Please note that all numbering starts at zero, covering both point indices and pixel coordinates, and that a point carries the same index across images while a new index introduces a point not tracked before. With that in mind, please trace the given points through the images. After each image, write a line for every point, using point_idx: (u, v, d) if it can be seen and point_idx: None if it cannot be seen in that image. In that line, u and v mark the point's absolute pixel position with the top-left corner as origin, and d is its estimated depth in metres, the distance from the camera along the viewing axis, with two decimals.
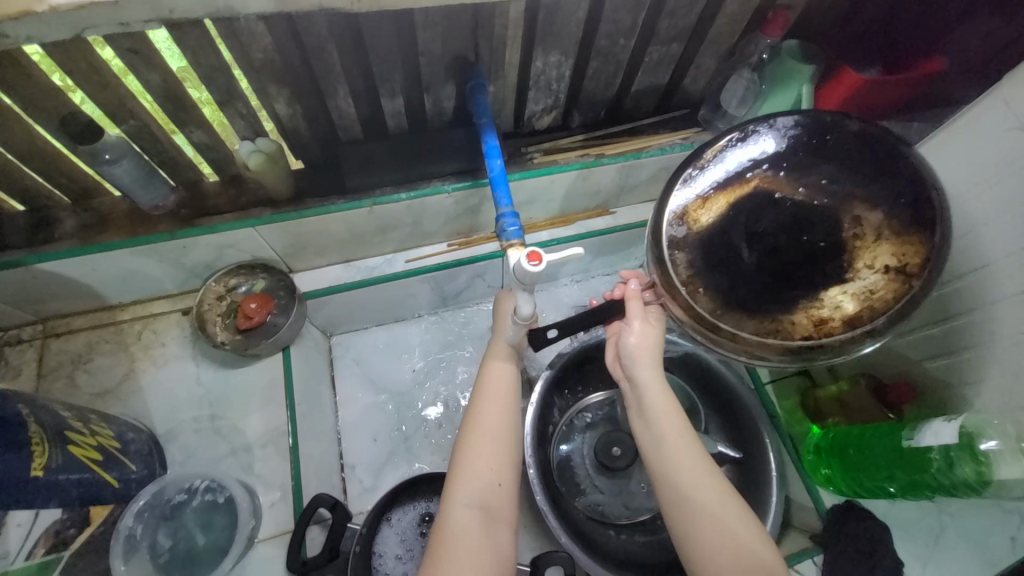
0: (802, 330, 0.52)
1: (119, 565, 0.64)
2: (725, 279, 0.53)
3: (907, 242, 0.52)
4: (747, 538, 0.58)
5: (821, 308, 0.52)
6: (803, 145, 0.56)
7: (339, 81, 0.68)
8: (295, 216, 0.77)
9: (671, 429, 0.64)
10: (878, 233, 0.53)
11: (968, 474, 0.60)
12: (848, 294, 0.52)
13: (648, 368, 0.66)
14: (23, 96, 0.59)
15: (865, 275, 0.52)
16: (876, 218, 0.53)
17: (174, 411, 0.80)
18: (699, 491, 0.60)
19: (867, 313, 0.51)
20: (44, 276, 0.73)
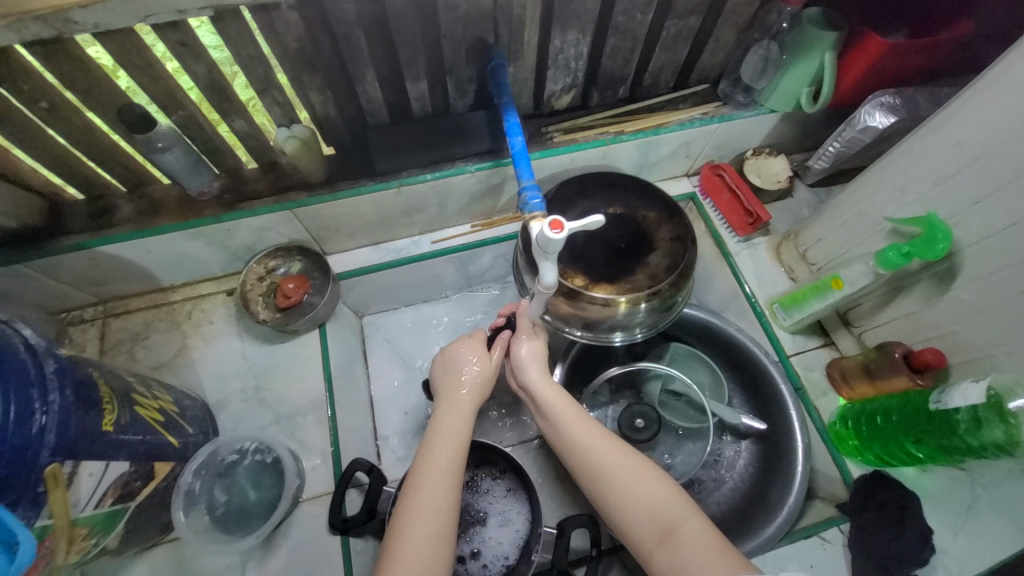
0: (643, 283, 0.84)
1: (181, 517, 0.71)
2: (592, 271, 0.85)
3: (678, 222, 0.87)
4: (654, 488, 0.63)
5: (650, 269, 0.85)
6: (599, 184, 0.89)
7: (367, 66, 0.72)
8: (329, 197, 0.82)
9: (568, 414, 0.72)
10: (659, 221, 0.89)
11: (996, 436, 0.61)
12: (656, 256, 0.87)
13: (537, 374, 0.76)
14: (87, 90, 0.65)
15: (660, 243, 0.87)
16: (655, 215, 0.89)
17: (222, 383, 0.86)
18: (606, 455, 0.67)
19: (671, 261, 0.85)
20: (105, 258, 0.80)
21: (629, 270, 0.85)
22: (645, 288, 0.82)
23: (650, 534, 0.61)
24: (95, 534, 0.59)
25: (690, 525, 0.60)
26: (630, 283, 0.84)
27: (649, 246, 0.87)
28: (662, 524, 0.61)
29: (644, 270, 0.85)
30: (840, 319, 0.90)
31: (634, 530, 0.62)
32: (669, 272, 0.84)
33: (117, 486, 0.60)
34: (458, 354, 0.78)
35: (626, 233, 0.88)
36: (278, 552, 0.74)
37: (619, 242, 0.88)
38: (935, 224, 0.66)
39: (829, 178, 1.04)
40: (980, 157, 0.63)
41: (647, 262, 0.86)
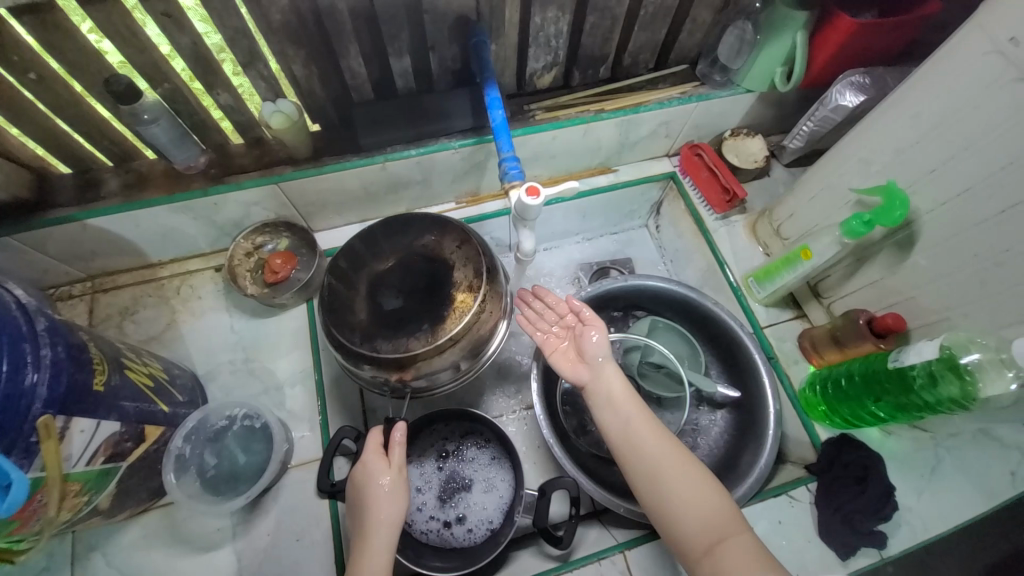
0: (461, 307, 0.76)
1: (172, 478, 0.73)
2: (405, 324, 0.76)
3: (452, 230, 0.82)
4: (710, 500, 0.66)
5: (460, 285, 0.78)
6: (370, 243, 0.82)
7: (350, 41, 0.73)
8: (315, 171, 0.84)
9: (636, 419, 0.73)
10: (438, 240, 0.82)
11: (952, 391, 0.65)
12: (460, 270, 0.80)
13: (609, 368, 0.77)
14: (73, 61, 0.66)
15: (455, 258, 0.81)
16: (433, 239, 0.82)
17: (211, 356, 0.88)
18: (669, 461, 0.69)
19: (476, 267, 0.79)
20: (92, 231, 0.81)
21: (437, 303, 0.77)
22: (461, 313, 0.76)
23: (699, 542, 0.64)
24: (87, 492, 0.61)
25: (740, 538, 0.62)
26: (439, 317, 0.76)
27: (446, 265, 0.80)
28: (710, 535, 0.63)
29: (458, 289, 0.78)
30: (811, 290, 0.94)
31: (687, 538, 0.64)
32: (479, 274, 0.78)
33: (108, 445, 0.62)
34: (365, 485, 0.68)
35: (418, 264, 0.82)
36: (268, 515, 0.77)
37: (418, 276, 0.80)
38: (893, 192, 0.70)
39: (803, 158, 1.07)
40: (934, 128, 0.66)
41: (456, 278, 0.79)
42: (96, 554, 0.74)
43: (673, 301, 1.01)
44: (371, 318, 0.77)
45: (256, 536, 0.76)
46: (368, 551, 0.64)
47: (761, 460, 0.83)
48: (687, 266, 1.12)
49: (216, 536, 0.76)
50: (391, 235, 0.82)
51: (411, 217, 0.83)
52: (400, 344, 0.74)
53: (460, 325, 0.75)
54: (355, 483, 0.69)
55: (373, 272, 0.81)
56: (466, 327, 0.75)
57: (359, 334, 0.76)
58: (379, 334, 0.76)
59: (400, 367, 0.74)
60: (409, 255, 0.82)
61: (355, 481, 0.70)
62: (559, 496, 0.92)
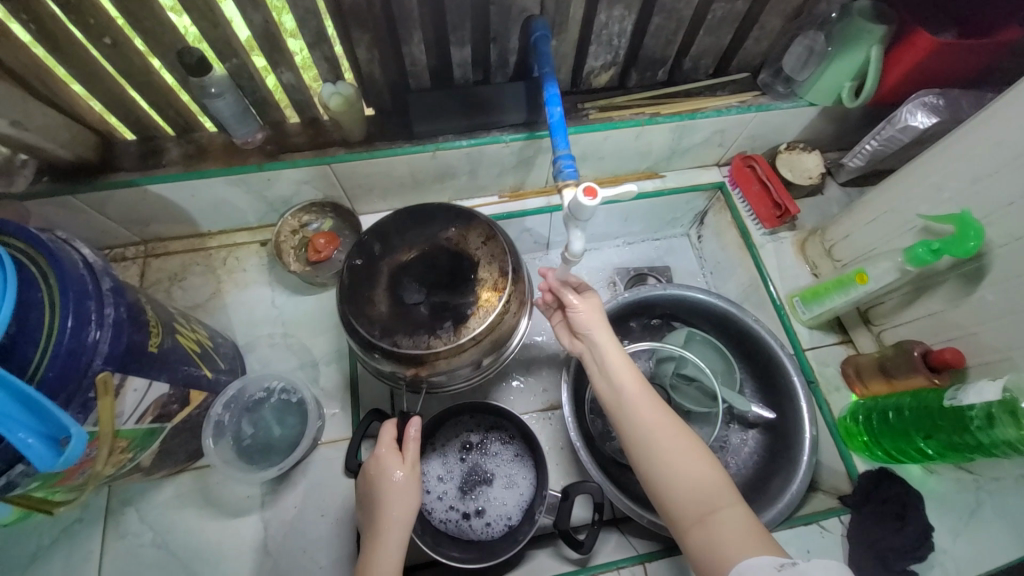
0: (485, 305, 0.74)
1: (210, 443, 0.75)
2: (423, 321, 0.74)
3: (479, 224, 0.79)
4: (700, 467, 0.62)
5: (483, 283, 0.75)
6: (394, 231, 0.80)
7: (415, 27, 0.73)
8: (366, 155, 0.84)
9: (627, 381, 0.69)
10: (463, 236, 0.79)
11: (1008, 434, 0.62)
12: (486, 264, 0.77)
13: (602, 332, 0.73)
14: (150, 32, 0.69)
15: (479, 254, 0.77)
16: (459, 231, 0.79)
17: (252, 328, 0.90)
18: (657, 425, 0.65)
19: (501, 266, 0.76)
20: (151, 197, 0.83)
21: (458, 302, 0.75)
22: (482, 315, 0.73)
23: (687, 512, 0.60)
24: (133, 449, 0.63)
25: (731, 508, 0.58)
26: (458, 318, 0.74)
27: (472, 261, 0.77)
28: (700, 505, 0.59)
29: (480, 288, 0.75)
30: (860, 316, 0.90)
31: (674, 506, 0.61)
32: (506, 274, 0.75)
33: (156, 405, 0.64)
34: (377, 480, 0.67)
35: (442, 258, 0.78)
36: (295, 488, 0.78)
37: (441, 270, 0.77)
38: (967, 222, 0.66)
39: (863, 178, 1.03)
40: (1021, 157, 0.62)
41: (479, 275, 0.76)
42: (132, 508, 0.77)
43: (711, 314, 0.98)
44: (392, 310, 0.75)
45: (282, 507, 0.77)
46: (386, 547, 0.64)
47: (794, 486, 0.80)
48: (729, 279, 1.09)
49: (245, 504, 0.77)
50: (416, 227, 0.80)
51: (438, 210, 0.81)
52: (420, 340, 0.72)
53: (480, 326, 0.73)
54: (369, 478, 0.69)
55: (396, 261, 0.79)
56: (488, 327, 0.73)
57: (378, 326, 0.74)
58: (398, 328, 0.74)
59: (419, 364, 0.72)
60: (432, 246, 0.79)
61: (367, 476, 0.69)
62: (580, 500, 0.91)
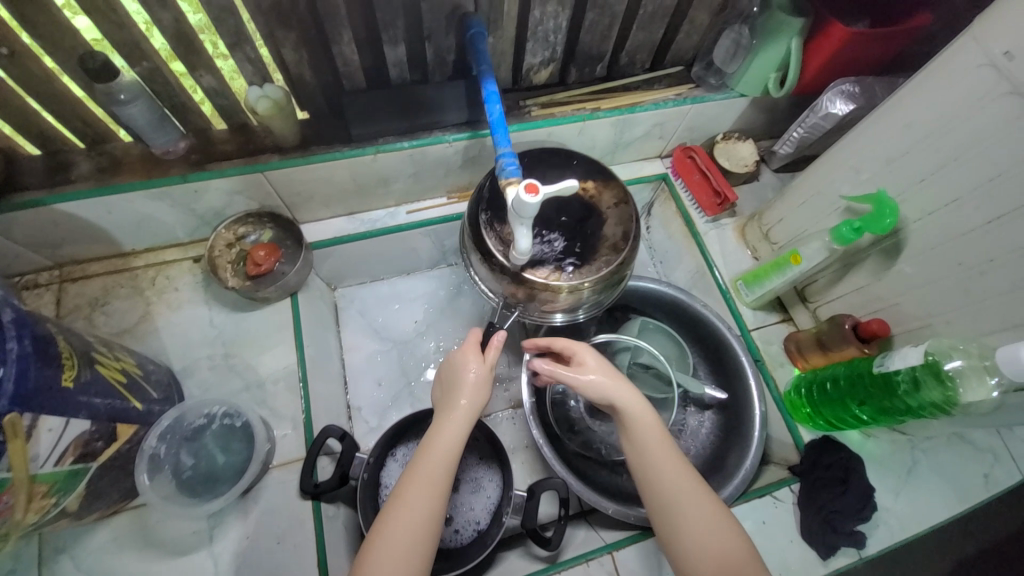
0: (605, 255, 0.72)
1: (146, 480, 0.70)
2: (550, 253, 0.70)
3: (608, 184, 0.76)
4: (729, 539, 0.63)
5: (608, 240, 0.73)
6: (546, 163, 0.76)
7: (344, 26, 0.71)
8: (302, 161, 0.81)
9: (655, 446, 0.68)
10: (598, 188, 0.76)
11: (934, 396, 0.66)
12: (613, 223, 0.74)
13: (628, 395, 0.70)
14: (45, 36, 0.62)
15: (610, 212, 0.75)
16: (591, 183, 0.76)
17: (189, 351, 0.84)
18: (681, 489, 0.66)
19: (627, 231, 0.74)
20: (61, 217, 0.76)
21: (588, 247, 0.73)
22: (605, 264, 0.71)
23: None
24: (56, 494, 0.58)
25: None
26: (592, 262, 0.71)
27: (600, 218, 0.74)
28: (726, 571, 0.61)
29: (603, 243, 0.73)
30: (797, 295, 0.95)
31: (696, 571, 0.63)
32: (627, 239, 0.73)
33: (77, 445, 0.58)
34: (454, 373, 0.71)
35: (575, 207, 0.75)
36: (247, 517, 0.74)
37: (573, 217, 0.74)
38: (883, 201, 0.71)
39: (792, 165, 1.09)
40: (926, 138, 0.67)
41: (603, 232, 0.74)
42: (62, 558, 0.70)
43: (663, 302, 1.01)
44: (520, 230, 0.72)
45: (235, 538, 0.73)
46: (425, 463, 0.64)
47: (747, 462, 0.84)
48: (677, 267, 1.12)
49: (191, 540, 0.72)
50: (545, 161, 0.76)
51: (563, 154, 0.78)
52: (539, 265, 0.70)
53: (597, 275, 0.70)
54: (449, 364, 0.72)
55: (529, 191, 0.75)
56: (608, 276, 0.71)
57: (504, 238, 0.71)
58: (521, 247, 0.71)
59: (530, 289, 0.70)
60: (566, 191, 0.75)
61: (447, 366, 0.73)
62: (547, 497, 0.91)
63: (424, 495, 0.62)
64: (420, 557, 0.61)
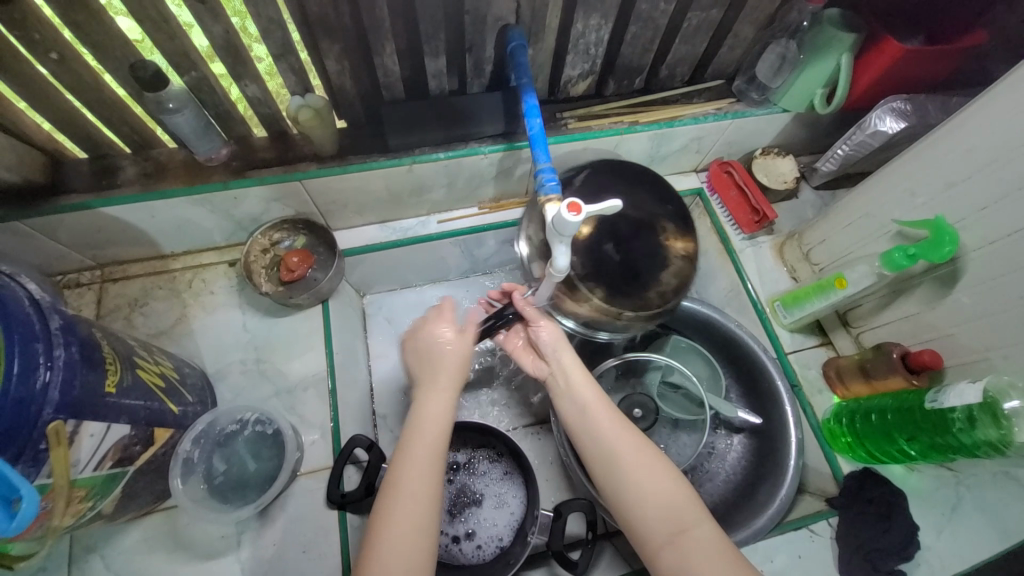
0: (650, 299, 0.72)
1: (179, 484, 0.71)
2: (604, 273, 0.71)
3: (686, 237, 0.75)
4: (669, 484, 0.65)
5: (660, 287, 0.72)
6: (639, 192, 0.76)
7: (387, 38, 0.71)
8: (340, 170, 0.81)
9: (595, 405, 0.71)
10: (675, 236, 0.75)
11: (989, 435, 0.63)
12: (670, 273, 0.73)
13: (569, 357, 0.75)
14: (101, 45, 0.64)
15: (675, 262, 0.74)
16: (670, 228, 0.75)
17: (222, 354, 0.86)
18: (620, 443, 0.67)
19: (679, 287, 0.73)
20: (106, 220, 0.78)
21: (641, 282, 0.72)
22: (647, 306, 0.71)
23: (660, 531, 0.62)
24: (93, 498, 0.59)
25: (701, 528, 0.61)
26: (640, 298, 0.71)
27: (663, 262, 0.73)
28: (673, 523, 0.62)
29: (655, 286, 0.72)
30: (839, 319, 0.92)
31: (644, 526, 0.63)
32: (678, 293, 0.73)
33: (116, 449, 0.59)
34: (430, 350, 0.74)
35: (647, 241, 0.73)
36: (274, 525, 0.74)
37: (641, 248, 0.73)
38: (942, 228, 0.68)
39: (834, 181, 1.05)
40: (991, 164, 0.64)
41: (659, 277, 0.73)
42: (96, 555, 0.71)
43: (696, 321, 0.98)
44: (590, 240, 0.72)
45: (262, 544, 0.73)
46: (422, 433, 0.66)
47: (782, 492, 0.81)
48: (710, 285, 1.04)
49: (220, 544, 0.73)
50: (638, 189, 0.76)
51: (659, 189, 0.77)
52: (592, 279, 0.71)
53: (634, 310, 0.71)
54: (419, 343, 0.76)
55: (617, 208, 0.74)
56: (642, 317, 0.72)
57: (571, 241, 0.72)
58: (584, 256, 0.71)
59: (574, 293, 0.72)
60: (644, 223, 0.74)
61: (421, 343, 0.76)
62: (575, 515, 0.90)
63: (425, 460, 0.64)
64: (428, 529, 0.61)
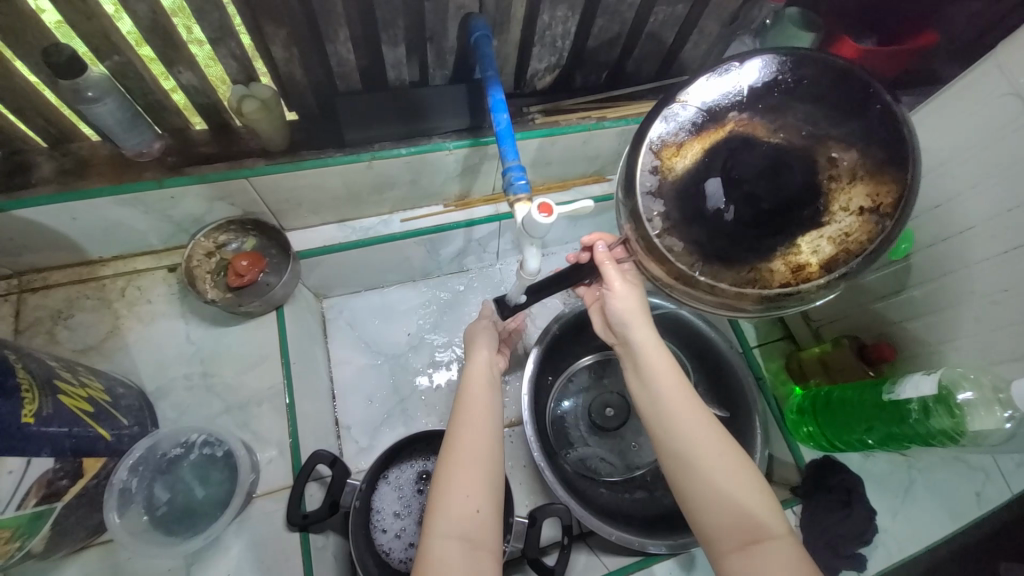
0: (780, 277, 0.47)
1: (115, 518, 0.64)
2: (703, 231, 0.48)
3: (880, 184, 0.47)
4: (747, 486, 0.56)
5: (797, 256, 0.47)
6: (806, 108, 0.49)
7: (340, 24, 0.65)
8: (291, 167, 0.74)
9: (674, 386, 0.62)
10: (853, 174, 0.47)
11: (943, 423, 0.65)
12: (825, 236, 0.47)
13: (644, 329, 0.64)
14: (0, 23, 0.55)
15: (841, 218, 0.47)
16: (852, 159, 0.47)
17: (163, 369, 0.78)
18: (698, 435, 0.59)
19: (842, 259, 0.47)
20: (19, 224, 0.69)
21: (766, 249, 0.47)
22: (762, 285, 0.47)
23: (730, 536, 0.55)
24: (18, 539, 0.52)
25: (779, 543, 0.53)
26: (757, 271, 0.47)
27: (817, 215, 0.47)
28: (746, 532, 0.54)
29: (786, 257, 0.47)
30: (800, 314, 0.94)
31: (715, 529, 0.56)
32: (828, 272, 0.47)
33: (40, 484, 0.53)
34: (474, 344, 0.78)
35: (796, 178, 0.47)
36: (227, 555, 0.68)
37: (785, 189, 0.46)
38: None
39: None
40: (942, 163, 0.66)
41: (801, 242, 0.47)
42: None
43: (665, 318, 0.99)
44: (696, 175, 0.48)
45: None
46: (467, 429, 0.64)
47: None
48: None
49: None
50: (805, 101, 0.49)
51: (849, 101, 0.48)
52: (684, 234, 0.48)
53: (738, 285, 0.48)
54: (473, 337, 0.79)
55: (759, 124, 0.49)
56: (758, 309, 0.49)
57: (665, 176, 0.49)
58: (678, 202, 0.49)
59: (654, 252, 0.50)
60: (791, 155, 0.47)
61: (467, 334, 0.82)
62: (549, 520, 0.89)
63: (473, 462, 0.61)
64: (481, 520, 0.58)
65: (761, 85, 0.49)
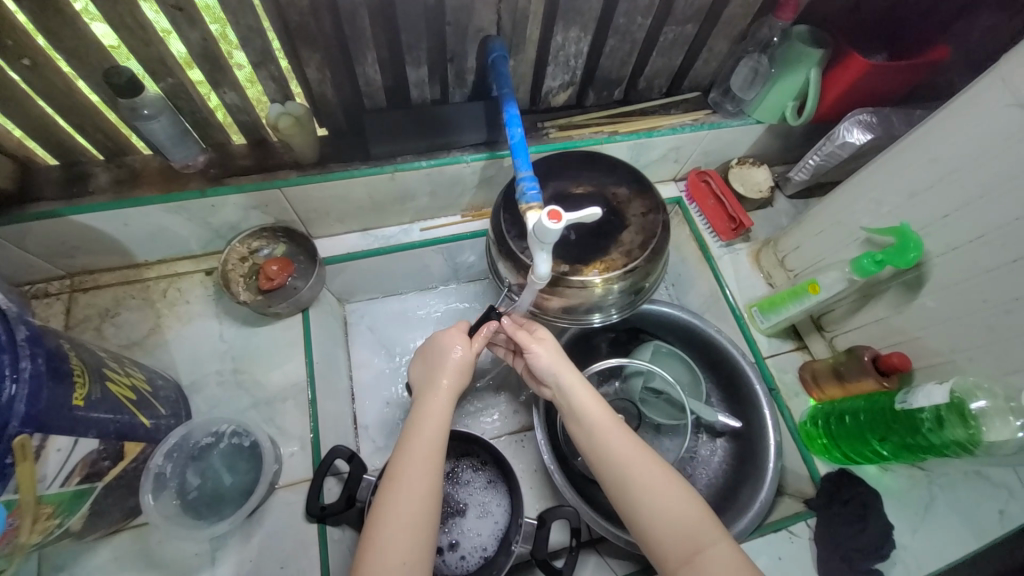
0: (617, 263, 0.73)
1: (150, 500, 0.69)
2: (565, 249, 0.73)
3: (650, 198, 0.77)
4: (684, 505, 0.63)
5: (623, 246, 0.74)
6: (591, 168, 0.79)
7: (369, 47, 0.71)
8: (321, 177, 0.80)
9: (603, 423, 0.69)
10: (628, 196, 0.78)
11: (957, 435, 0.65)
12: (630, 232, 0.75)
13: (570, 373, 0.72)
14: (72, 50, 0.63)
15: (634, 220, 0.76)
16: (624, 191, 0.78)
17: (197, 365, 0.83)
18: (631, 463, 0.65)
19: (645, 239, 0.74)
20: (77, 229, 0.76)
21: (601, 248, 0.73)
22: (613, 266, 0.72)
23: (675, 551, 0.61)
24: (59, 515, 0.56)
25: (719, 548, 0.60)
26: (606, 260, 0.72)
27: (623, 222, 0.76)
28: (688, 544, 0.60)
29: (618, 247, 0.74)
30: (813, 323, 0.95)
31: (661, 546, 0.61)
32: (643, 250, 0.74)
33: (84, 464, 0.58)
34: (442, 360, 0.73)
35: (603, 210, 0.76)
36: (251, 541, 0.72)
37: (592, 217, 0.76)
38: (906, 234, 0.71)
39: (807, 191, 1.08)
40: (950, 173, 0.67)
41: (620, 238, 0.74)
42: None
43: (677, 328, 1.00)
44: None
45: (239, 560, 0.71)
46: (408, 469, 0.63)
47: (761, 496, 0.82)
48: (689, 290, 1.08)
49: (194, 562, 0.70)
50: (591, 166, 0.79)
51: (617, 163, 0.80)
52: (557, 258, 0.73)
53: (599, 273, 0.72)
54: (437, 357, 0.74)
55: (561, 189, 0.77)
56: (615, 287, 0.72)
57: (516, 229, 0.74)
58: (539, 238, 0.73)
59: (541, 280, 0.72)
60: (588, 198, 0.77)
61: (434, 342, 0.76)
62: (558, 524, 0.90)
63: (412, 504, 0.61)
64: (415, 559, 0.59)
65: (563, 170, 0.79)
